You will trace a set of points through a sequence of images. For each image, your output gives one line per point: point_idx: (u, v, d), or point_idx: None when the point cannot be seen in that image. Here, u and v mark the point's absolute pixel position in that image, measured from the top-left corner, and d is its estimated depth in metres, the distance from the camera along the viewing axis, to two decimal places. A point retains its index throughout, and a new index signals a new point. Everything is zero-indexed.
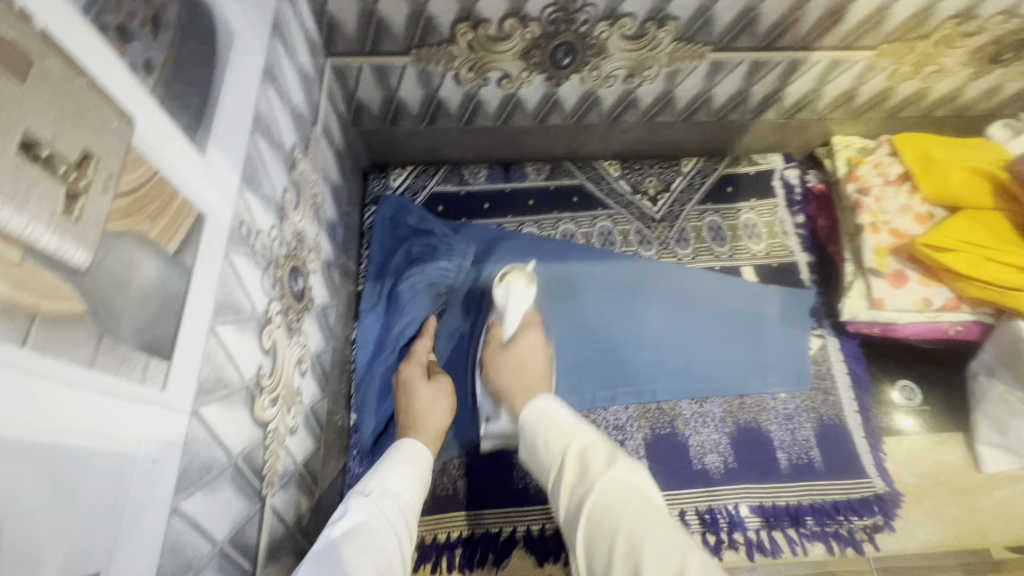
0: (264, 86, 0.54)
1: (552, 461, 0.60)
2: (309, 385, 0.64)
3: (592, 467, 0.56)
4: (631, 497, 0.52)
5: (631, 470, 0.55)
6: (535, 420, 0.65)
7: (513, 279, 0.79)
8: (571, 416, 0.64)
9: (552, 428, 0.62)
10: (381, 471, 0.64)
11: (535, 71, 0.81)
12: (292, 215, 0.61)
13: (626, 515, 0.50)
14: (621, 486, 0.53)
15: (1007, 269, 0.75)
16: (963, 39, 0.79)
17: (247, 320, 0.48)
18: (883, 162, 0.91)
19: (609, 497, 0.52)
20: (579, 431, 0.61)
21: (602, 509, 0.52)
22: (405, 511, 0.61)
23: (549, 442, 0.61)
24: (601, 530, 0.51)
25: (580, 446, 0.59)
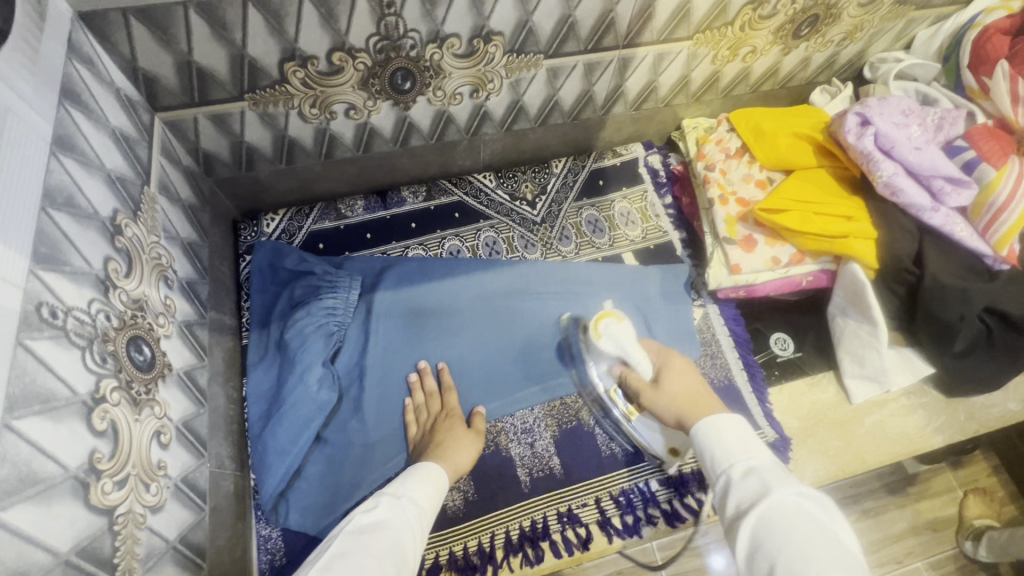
0: (56, 156, 0.51)
1: (719, 470, 0.58)
2: (177, 456, 0.61)
3: (763, 484, 0.53)
4: (801, 525, 0.48)
5: (808, 500, 0.51)
6: (706, 426, 0.63)
7: (602, 323, 0.81)
8: (744, 432, 0.60)
9: (723, 438, 0.60)
10: (406, 479, 0.68)
11: (379, 99, 0.81)
12: (124, 283, 0.58)
13: (788, 544, 0.47)
14: (793, 512, 0.50)
15: (835, 220, 0.84)
16: (763, 22, 0.88)
17: (64, 406, 0.45)
18: (723, 139, 0.99)
19: (778, 516, 0.50)
20: (752, 451, 0.58)
21: (768, 527, 0.49)
22: (423, 514, 0.63)
23: (716, 450, 0.60)
24: (760, 549, 0.49)
25: (749, 463, 0.56)
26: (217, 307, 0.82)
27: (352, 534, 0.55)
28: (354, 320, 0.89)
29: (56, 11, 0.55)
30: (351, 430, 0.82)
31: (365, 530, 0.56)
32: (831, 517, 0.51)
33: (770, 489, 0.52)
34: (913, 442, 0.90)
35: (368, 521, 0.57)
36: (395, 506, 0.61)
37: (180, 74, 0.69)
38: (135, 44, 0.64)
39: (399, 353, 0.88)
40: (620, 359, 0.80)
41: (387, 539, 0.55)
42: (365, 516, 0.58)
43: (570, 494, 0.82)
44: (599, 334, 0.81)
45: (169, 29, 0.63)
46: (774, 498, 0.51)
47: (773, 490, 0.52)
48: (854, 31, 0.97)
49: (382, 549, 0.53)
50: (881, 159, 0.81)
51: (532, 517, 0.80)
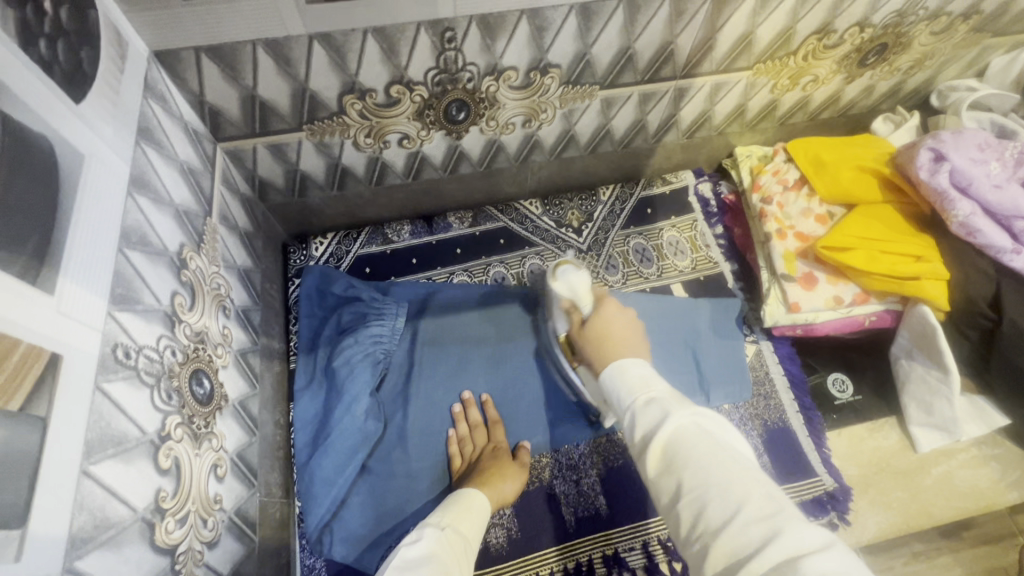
0: (132, 196, 0.52)
1: (623, 408, 0.57)
2: (231, 487, 0.62)
3: (662, 410, 0.53)
4: (699, 446, 0.49)
5: (700, 414, 0.53)
6: (611, 371, 0.61)
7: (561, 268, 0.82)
8: (643, 366, 0.60)
9: (626, 376, 0.59)
10: (449, 509, 0.65)
11: (433, 128, 0.81)
12: (188, 316, 0.58)
13: (693, 463, 0.48)
14: (690, 430, 0.51)
15: (903, 260, 0.80)
16: (828, 52, 0.85)
17: (135, 447, 0.46)
18: (780, 170, 0.95)
19: (681, 442, 0.50)
20: (648, 380, 0.58)
21: (672, 454, 0.50)
22: (466, 549, 0.60)
23: (620, 390, 0.59)
24: (667, 471, 0.50)
25: (651, 394, 0.56)
26: (268, 332, 0.83)
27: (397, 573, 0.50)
28: (399, 346, 0.89)
29: (134, 53, 0.57)
30: (394, 460, 0.82)
31: (412, 566, 0.51)
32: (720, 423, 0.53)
33: (669, 414, 0.52)
34: (984, 497, 0.85)
35: (411, 556, 0.53)
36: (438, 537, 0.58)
37: (243, 107, 0.70)
38: (205, 80, 0.65)
39: (443, 382, 0.87)
40: (569, 301, 0.79)
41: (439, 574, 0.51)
42: (410, 551, 0.54)
43: (617, 536, 0.79)
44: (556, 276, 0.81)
45: (237, 66, 0.64)
46: (674, 423, 0.52)
47: (669, 413, 0.52)
48: (924, 60, 0.92)
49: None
50: (957, 198, 0.77)
51: (577, 558, 0.78)
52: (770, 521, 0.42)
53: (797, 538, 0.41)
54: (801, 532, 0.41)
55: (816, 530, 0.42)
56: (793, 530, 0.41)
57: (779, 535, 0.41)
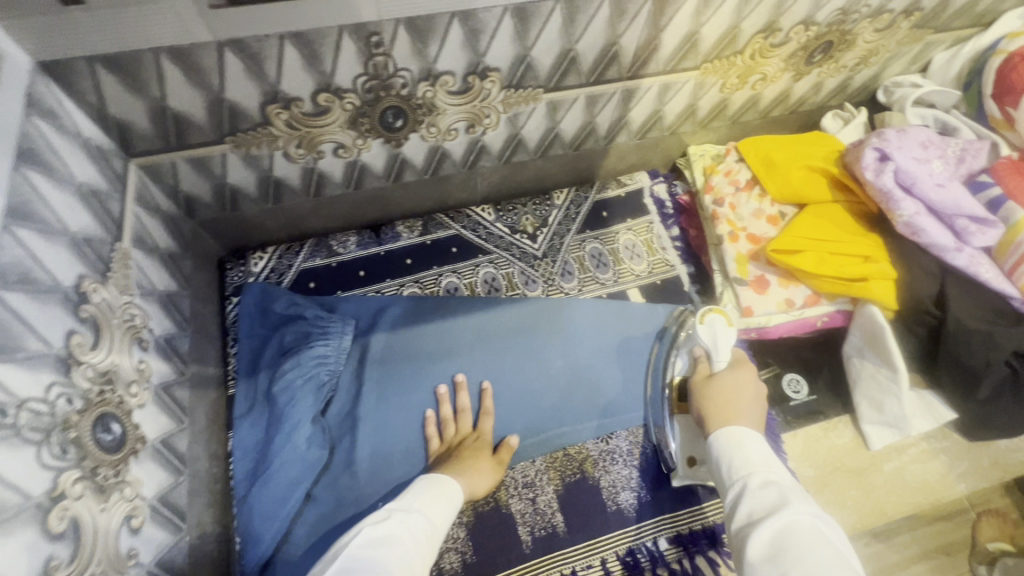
0: (10, 229, 0.46)
1: (734, 478, 0.60)
2: (150, 538, 0.57)
3: (779, 496, 0.54)
4: (816, 544, 0.49)
5: (823, 520, 0.52)
6: (725, 437, 0.64)
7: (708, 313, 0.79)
8: (768, 454, 0.61)
9: (744, 451, 0.62)
10: (420, 493, 0.65)
11: (370, 137, 0.77)
12: (89, 357, 0.53)
13: (798, 555, 0.48)
14: (808, 531, 0.50)
15: (851, 261, 0.80)
16: (775, 50, 0.84)
17: (16, 516, 0.41)
18: (732, 169, 0.94)
19: (796, 532, 0.50)
20: (769, 466, 0.59)
21: (783, 540, 0.50)
22: (433, 528, 0.61)
23: (732, 462, 0.61)
24: (769, 559, 0.50)
25: (768, 477, 0.58)
26: (199, 359, 0.78)
27: (354, 553, 0.52)
28: (346, 366, 0.85)
29: (12, 65, 0.51)
30: (342, 486, 0.77)
31: (372, 546, 0.54)
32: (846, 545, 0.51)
33: (787, 501, 0.53)
34: (934, 491, 0.86)
35: (376, 534, 0.55)
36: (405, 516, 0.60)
37: (154, 121, 0.64)
38: (104, 93, 0.59)
39: (393, 401, 0.83)
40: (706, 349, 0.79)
41: (393, 559, 0.53)
42: (376, 527, 0.56)
43: (574, 554, 0.78)
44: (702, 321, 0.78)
45: (138, 76, 0.58)
46: (789, 511, 0.52)
47: (789, 501, 0.53)
48: (870, 56, 0.92)
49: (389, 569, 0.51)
50: (902, 198, 0.77)
51: None
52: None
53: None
54: None
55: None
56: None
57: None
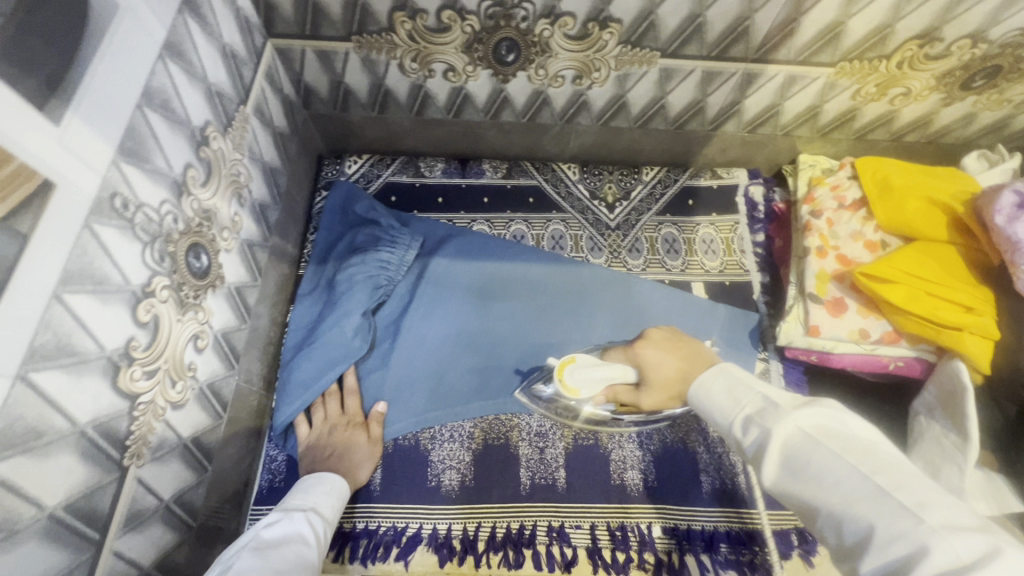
0: (163, 60, 0.54)
1: (725, 430, 0.54)
2: (209, 362, 0.65)
3: (762, 428, 0.49)
4: (816, 455, 0.45)
5: (809, 415, 0.48)
6: (693, 391, 0.59)
7: (565, 377, 0.69)
8: (734, 380, 0.56)
9: (714, 398, 0.56)
10: (310, 490, 0.68)
11: (480, 65, 0.80)
12: (198, 192, 0.61)
13: (813, 478, 0.44)
14: (804, 442, 0.46)
15: (950, 306, 0.72)
16: (929, 63, 0.75)
17: (115, 292, 0.49)
18: (841, 185, 0.88)
19: (796, 449, 0.46)
20: (743, 396, 0.54)
21: (789, 466, 0.46)
22: (325, 526, 0.63)
23: (714, 413, 0.56)
24: (790, 486, 0.46)
25: (748, 411, 0.52)
26: (282, 234, 0.86)
27: (254, 549, 0.53)
28: (404, 277, 0.91)
29: None
30: (374, 378, 0.85)
31: (269, 545, 0.55)
32: (838, 415, 0.47)
33: (770, 429, 0.48)
34: None
35: (271, 535, 0.57)
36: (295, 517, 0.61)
37: (297, 6, 0.71)
38: None
39: (438, 320, 0.89)
40: (603, 387, 0.70)
41: (292, 552, 0.55)
42: (267, 530, 0.58)
43: (567, 511, 0.78)
44: (575, 389, 0.69)
45: None
46: (779, 436, 0.47)
47: (771, 426, 0.48)
48: None
49: (290, 560, 0.53)
50: None
51: (522, 522, 0.77)
52: (909, 535, 0.38)
53: (950, 550, 0.36)
54: (952, 546, 0.36)
55: (982, 538, 0.37)
56: (943, 544, 0.37)
57: (926, 551, 0.37)
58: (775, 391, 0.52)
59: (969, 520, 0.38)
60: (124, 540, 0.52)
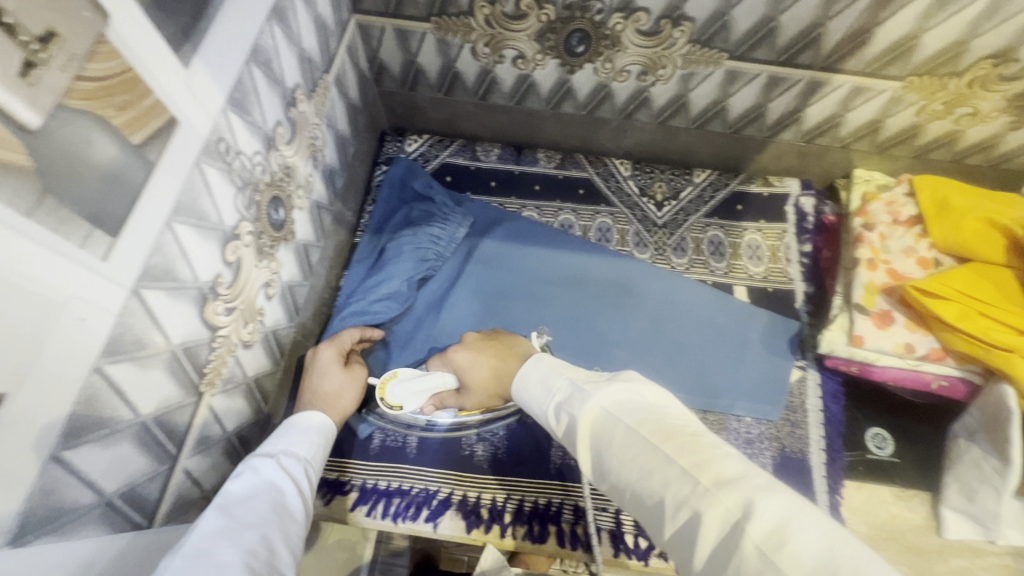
0: (270, 21, 0.58)
1: (545, 419, 0.61)
2: (275, 310, 0.69)
3: (570, 414, 0.56)
4: (614, 434, 0.51)
5: (609, 395, 0.54)
6: (518, 389, 0.65)
7: (387, 393, 0.82)
8: (546, 369, 0.64)
9: (532, 391, 0.63)
10: (283, 435, 0.61)
11: (549, 55, 0.82)
12: (283, 148, 0.65)
13: (616, 455, 0.50)
14: (604, 420, 0.52)
15: (1001, 329, 0.72)
16: (1002, 83, 0.75)
17: (211, 229, 0.53)
18: (897, 201, 0.87)
19: (601, 432, 0.52)
20: (550, 388, 0.61)
21: (598, 450, 0.52)
22: (307, 479, 0.57)
23: (534, 406, 0.63)
24: (602, 468, 0.52)
25: (558, 401, 0.59)
26: (344, 201, 0.90)
27: (221, 510, 0.47)
28: (452, 255, 0.94)
29: None
30: (415, 347, 0.88)
31: (238, 500, 0.48)
32: (635, 390, 0.53)
33: (577, 415, 0.55)
34: None
35: (240, 490, 0.50)
36: (268, 471, 0.54)
37: None
38: None
39: (481, 298, 0.92)
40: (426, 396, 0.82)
41: (269, 505, 0.49)
42: (233, 486, 0.50)
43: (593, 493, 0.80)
44: (397, 403, 0.82)
45: None
46: (585, 419, 0.54)
47: (576, 412, 0.55)
48: None
49: (265, 516, 0.47)
50: None
51: (549, 498, 0.80)
52: (687, 499, 0.43)
53: (722, 508, 0.41)
54: (721, 500, 0.41)
55: (743, 488, 0.41)
56: (710, 501, 0.42)
57: (699, 513, 0.42)
58: (580, 378, 0.59)
59: (735, 469, 0.44)
60: (191, 461, 0.56)
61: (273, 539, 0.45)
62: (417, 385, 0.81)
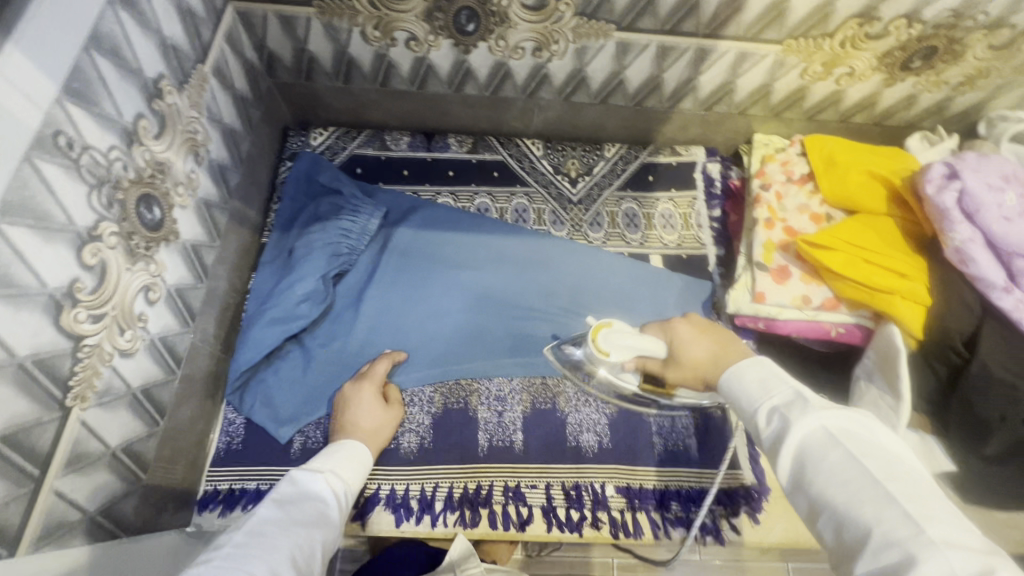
0: (114, 6, 0.54)
1: (746, 417, 0.52)
2: (160, 315, 0.65)
3: (784, 420, 0.47)
4: (830, 457, 0.43)
5: (836, 418, 0.45)
6: (727, 377, 0.55)
7: (601, 338, 0.72)
8: (769, 369, 0.53)
9: (743, 381, 0.53)
10: (330, 455, 0.66)
11: (441, 35, 0.81)
12: (151, 143, 0.61)
13: (824, 479, 0.42)
14: (820, 443, 0.44)
15: (884, 273, 0.76)
16: (869, 42, 0.79)
17: (58, 231, 0.49)
18: (790, 160, 0.91)
19: (811, 449, 0.44)
20: (773, 388, 0.51)
21: (803, 465, 0.44)
22: (347, 489, 0.62)
23: (740, 399, 0.53)
24: (799, 485, 0.44)
25: (774, 403, 0.49)
26: (244, 199, 0.86)
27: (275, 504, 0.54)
28: (367, 247, 0.92)
29: None
30: (332, 344, 0.85)
31: (290, 501, 0.55)
32: (870, 425, 0.44)
33: (791, 423, 0.46)
34: None
35: (292, 490, 0.57)
36: (316, 479, 0.60)
37: None
38: None
39: (399, 287, 0.90)
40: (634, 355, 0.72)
41: (313, 511, 0.55)
42: (286, 487, 0.57)
43: (522, 472, 0.80)
44: (607, 351, 0.72)
45: None
46: (795, 433, 0.45)
47: (793, 421, 0.46)
48: (976, 77, 0.85)
49: (309, 518, 0.53)
50: (959, 221, 0.72)
51: (478, 482, 0.79)
52: (903, 543, 0.36)
53: (943, 562, 0.34)
54: (942, 554, 0.34)
55: (982, 557, 0.34)
56: (934, 555, 0.35)
57: (913, 559, 0.35)
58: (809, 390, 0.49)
59: (973, 541, 0.36)
60: (63, 482, 0.52)
61: (318, 540, 0.51)
62: (634, 344, 0.70)
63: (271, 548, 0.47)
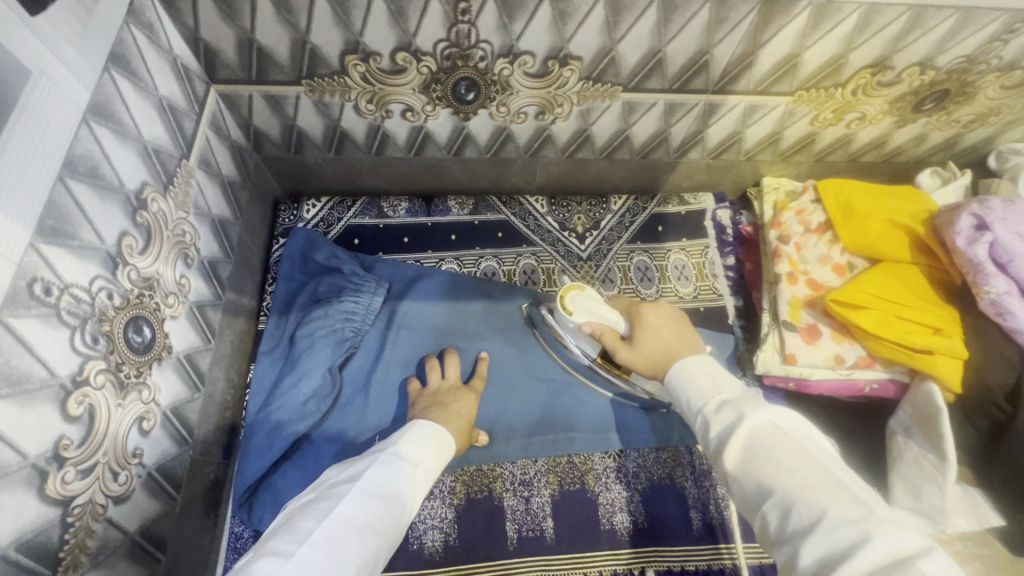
0: (88, 123, 0.49)
1: (692, 411, 0.55)
2: (157, 442, 0.60)
3: (737, 411, 0.50)
4: (782, 446, 0.47)
5: (781, 415, 0.50)
6: (677, 371, 0.58)
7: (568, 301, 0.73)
8: (714, 367, 0.57)
9: (693, 375, 0.57)
10: (416, 437, 0.64)
11: (439, 105, 0.77)
12: (136, 260, 0.56)
13: (776, 464, 0.46)
14: (772, 434, 0.48)
15: (917, 330, 0.73)
16: (881, 89, 0.77)
17: (38, 390, 0.43)
18: (805, 210, 0.89)
19: (763, 437, 0.48)
20: (721, 385, 0.55)
21: (756, 453, 0.47)
22: (426, 484, 0.61)
23: (689, 393, 0.56)
24: (746, 469, 0.47)
25: (722, 397, 0.53)
26: (237, 288, 0.81)
27: (359, 497, 0.53)
28: (372, 326, 0.86)
29: None
30: (342, 437, 0.79)
31: (373, 495, 0.54)
32: (805, 426, 0.49)
33: (744, 415, 0.49)
34: None
35: (378, 482, 0.55)
36: (405, 473, 0.58)
37: (239, 50, 0.66)
38: (201, 20, 0.62)
39: (409, 368, 0.84)
40: (596, 324, 0.71)
41: (392, 514, 0.54)
42: (375, 475, 0.56)
43: (556, 563, 0.75)
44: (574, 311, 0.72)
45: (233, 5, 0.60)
46: (750, 423, 0.49)
47: (746, 412, 0.50)
48: (988, 114, 0.83)
49: (385, 526, 0.52)
50: (993, 273, 0.69)
51: None
52: (860, 522, 0.39)
53: (892, 542, 0.38)
54: (894, 536, 0.39)
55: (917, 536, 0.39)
56: (886, 533, 0.39)
57: (869, 538, 0.38)
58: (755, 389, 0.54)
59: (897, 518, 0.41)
60: None
61: (384, 549, 0.52)
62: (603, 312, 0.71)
63: (342, 559, 0.47)
